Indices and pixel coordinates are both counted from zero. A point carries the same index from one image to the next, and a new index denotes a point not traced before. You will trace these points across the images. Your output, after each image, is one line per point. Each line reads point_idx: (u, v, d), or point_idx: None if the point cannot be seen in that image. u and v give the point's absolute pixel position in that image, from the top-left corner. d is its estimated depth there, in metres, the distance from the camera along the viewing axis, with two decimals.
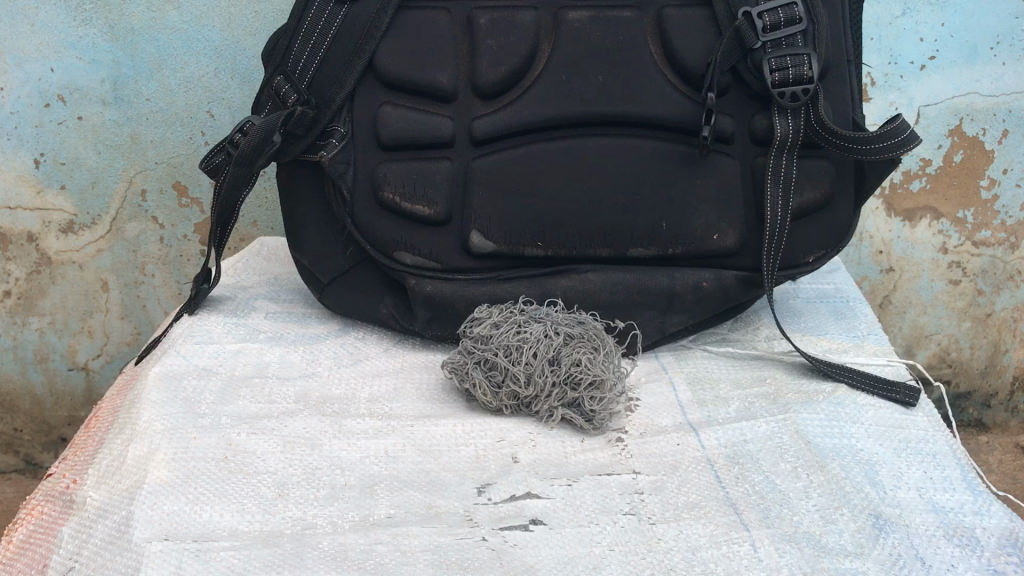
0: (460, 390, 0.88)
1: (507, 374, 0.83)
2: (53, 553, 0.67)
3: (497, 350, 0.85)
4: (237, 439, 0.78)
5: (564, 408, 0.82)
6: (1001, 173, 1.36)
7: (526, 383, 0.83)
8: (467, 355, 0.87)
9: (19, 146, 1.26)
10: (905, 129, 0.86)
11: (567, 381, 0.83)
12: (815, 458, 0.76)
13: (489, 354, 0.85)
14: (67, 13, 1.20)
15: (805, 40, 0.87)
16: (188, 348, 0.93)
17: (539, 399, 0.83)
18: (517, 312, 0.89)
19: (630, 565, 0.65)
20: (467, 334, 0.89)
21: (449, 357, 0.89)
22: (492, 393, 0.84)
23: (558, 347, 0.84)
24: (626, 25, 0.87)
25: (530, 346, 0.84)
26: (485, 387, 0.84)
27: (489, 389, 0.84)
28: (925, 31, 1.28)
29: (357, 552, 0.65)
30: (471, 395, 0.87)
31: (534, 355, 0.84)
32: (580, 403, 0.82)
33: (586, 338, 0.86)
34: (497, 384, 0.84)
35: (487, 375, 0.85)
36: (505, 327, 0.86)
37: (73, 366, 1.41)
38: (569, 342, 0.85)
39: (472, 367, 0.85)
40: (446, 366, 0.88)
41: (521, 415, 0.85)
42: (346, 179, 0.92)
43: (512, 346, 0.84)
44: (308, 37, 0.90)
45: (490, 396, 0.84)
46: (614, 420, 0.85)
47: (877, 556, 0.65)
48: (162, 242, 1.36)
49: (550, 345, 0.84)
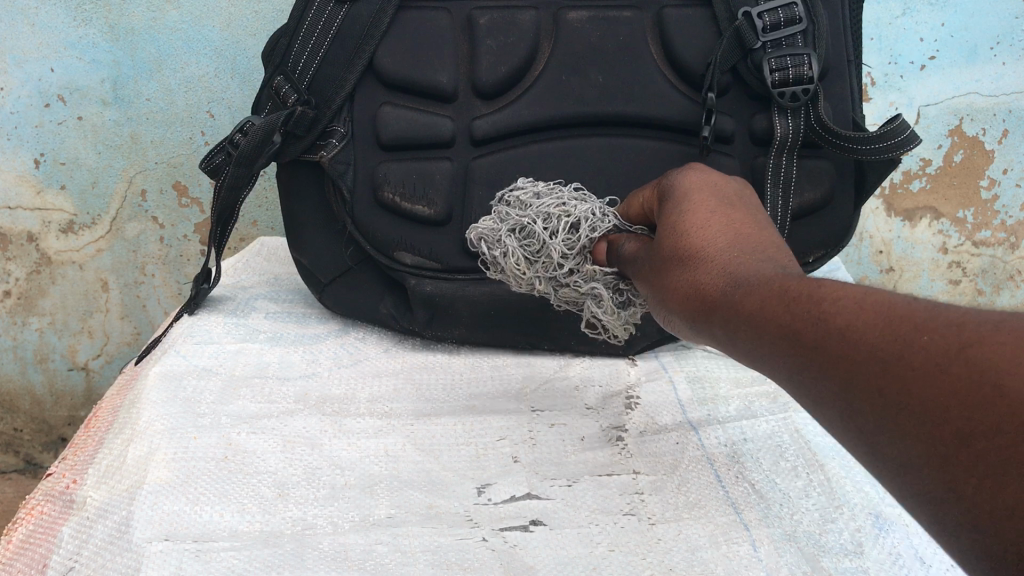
0: (488, 257, 0.81)
1: (543, 244, 0.74)
2: (53, 554, 0.66)
3: (535, 219, 0.76)
4: (238, 439, 0.78)
5: (602, 285, 0.73)
6: (1001, 173, 1.36)
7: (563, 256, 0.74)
8: (500, 225, 0.79)
9: (19, 146, 1.26)
10: (905, 130, 0.85)
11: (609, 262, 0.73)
12: (814, 457, 0.76)
13: (525, 218, 0.76)
14: (67, 13, 1.20)
15: (805, 40, 0.86)
16: (187, 348, 0.93)
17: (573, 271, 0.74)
18: (560, 191, 0.80)
19: (630, 566, 0.65)
20: (503, 204, 0.81)
21: (480, 224, 0.81)
22: (526, 264, 0.75)
23: (603, 224, 0.74)
24: (626, 24, 0.87)
25: (572, 217, 0.74)
26: (518, 256, 0.75)
27: (523, 259, 0.75)
28: (925, 31, 1.28)
29: (357, 552, 0.65)
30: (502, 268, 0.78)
31: (575, 228, 0.75)
32: (620, 286, 0.73)
33: (627, 226, 0.73)
34: (532, 254, 0.75)
35: (521, 243, 0.76)
36: (550, 197, 0.78)
37: (73, 365, 1.42)
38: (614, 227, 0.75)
39: (505, 231, 0.77)
40: (474, 233, 0.81)
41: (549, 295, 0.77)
42: (346, 179, 0.91)
43: (553, 215, 0.75)
44: (308, 37, 0.89)
45: (523, 268, 0.75)
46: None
47: (877, 555, 0.65)
48: (162, 241, 1.36)
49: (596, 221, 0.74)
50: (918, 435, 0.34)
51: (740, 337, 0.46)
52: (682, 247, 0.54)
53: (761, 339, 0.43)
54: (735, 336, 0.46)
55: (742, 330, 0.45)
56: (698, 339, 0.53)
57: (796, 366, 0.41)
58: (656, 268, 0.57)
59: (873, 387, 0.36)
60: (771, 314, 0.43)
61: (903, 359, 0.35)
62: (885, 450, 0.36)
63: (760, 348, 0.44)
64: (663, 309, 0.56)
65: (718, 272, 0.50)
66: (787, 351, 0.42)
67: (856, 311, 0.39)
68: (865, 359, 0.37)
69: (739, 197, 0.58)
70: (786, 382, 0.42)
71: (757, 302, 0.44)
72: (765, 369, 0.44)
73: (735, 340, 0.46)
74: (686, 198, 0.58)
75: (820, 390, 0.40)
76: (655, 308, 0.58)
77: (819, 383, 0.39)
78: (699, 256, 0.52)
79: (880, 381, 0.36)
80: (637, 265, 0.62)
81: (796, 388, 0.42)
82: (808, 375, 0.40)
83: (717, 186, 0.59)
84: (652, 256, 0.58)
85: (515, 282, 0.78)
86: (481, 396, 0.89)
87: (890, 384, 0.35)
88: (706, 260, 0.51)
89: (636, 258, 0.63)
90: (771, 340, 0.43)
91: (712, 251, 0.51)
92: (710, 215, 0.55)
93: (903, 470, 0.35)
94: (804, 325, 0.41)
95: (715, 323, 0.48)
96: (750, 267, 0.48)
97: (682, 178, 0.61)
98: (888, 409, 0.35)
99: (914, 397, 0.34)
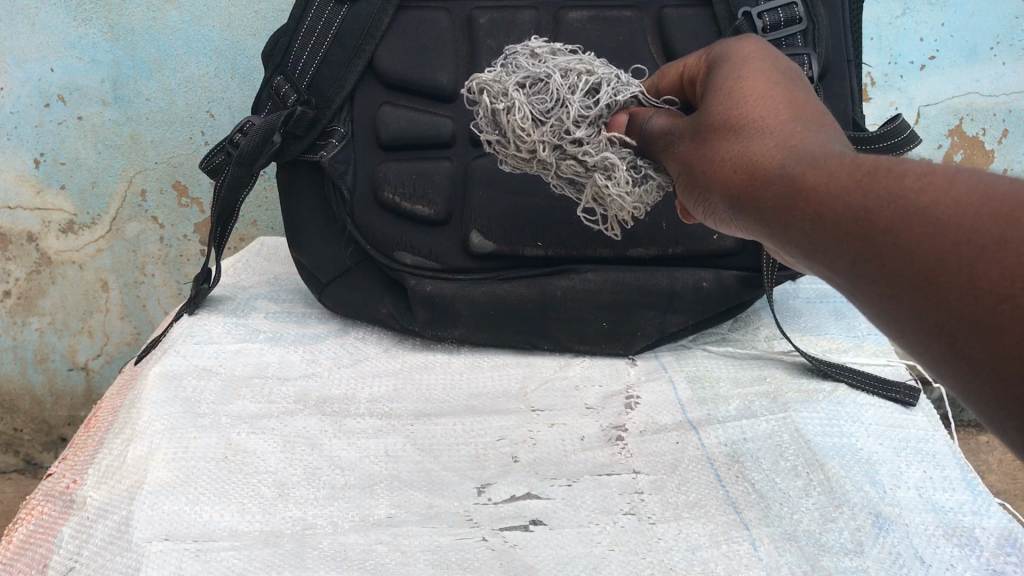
0: (484, 114, 0.70)
1: (559, 102, 0.66)
2: (53, 553, 0.66)
3: (551, 73, 0.68)
4: (237, 439, 0.78)
5: (616, 156, 0.67)
6: (1001, 173, 1.36)
7: (575, 119, 0.67)
8: (509, 75, 0.69)
9: (19, 146, 1.25)
10: (905, 129, 0.86)
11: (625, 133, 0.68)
12: (814, 457, 0.75)
13: (539, 72, 0.68)
14: (67, 13, 1.20)
15: (804, 40, 0.86)
16: (187, 348, 0.92)
17: (586, 137, 0.67)
18: (576, 54, 0.73)
19: (630, 565, 0.65)
20: (510, 59, 0.72)
21: (481, 74, 0.71)
22: (533, 123, 0.67)
23: (626, 91, 0.68)
24: (626, 24, 0.88)
25: (594, 79, 0.68)
26: (527, 110, 0.66)
27: (531, 115, 0.66)
28: (926, 31, 1.28)
29: (357, 552, 0.65)
30: (500, 126, 0.69)
31: (595, 91, 0.68)
32: (634, 160, 0.68)
33: (651, 101, 0.69)
34: (542, 110, 0.67)
35: (531, 98, 0.67)
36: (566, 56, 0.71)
37: (74, 365, 1.42)
38: (633, 98, 0.70)
39: (514, 82, 0.68)
40: (474, 82, 0.70)
41: (550, 163, 0.69)
42: (346, 179, 0.91)
43: (573, 72, 0.68)
44: (308, 37, 0.89)
45: (529, 125, 0.66)
46: (654, 197, 0.69)
47: (877, 554, 0.65)
48: (162, 241, 1.36)
49: (615, 87, 0.68)
50: (993, 341, 0.32)
51: (794, 221, 0.42)
52: (740, 126, 0.49)
53: (820, 224, 0.40)
54: (788, 219, 0.43)
55: (798, 211, 0.42)
56: (742, 225, 0.49)
57: (858, 253, 0.38)
58: (701, 149, 0.53)
59: (914, 263, 0.35)
60: (817, 184, 0.41)
61: (990, 251, 0.32)
62: (950, 348, 0.34)
63: (816, 233, 0.40)
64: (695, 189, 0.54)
65: (782, 149, 0.45)
66: (849, 237, 0.38)
67: (943, 193, 0.35)
68: (945, 250, 0.34)
69: (797, 78, 0.53)
70: (841, 271, 0.40)
71: (824, 180, 0.40)
72: (817, 257, 0.41)
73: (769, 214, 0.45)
74: (742, 74, 0.53)
75: (882, 280, 0.37)
76: (686, 193, 0.56)
77: (883, 271, 0.37)
78: (761, 132, 0.48)
79: (956, 277, 0.33)
80: (675, 141, 0.58)
81: (852, 278, 0.39)
82: (868, 261, 0.37)
83: (778, 61, 0.54)
84: (699, 135, 0.54)
85: (514, 144, 0.69)
86: (481, 396, 0.89)
87: (968, 278, 0.32)
88: (768, 137, 0.47)
89: (671, 133, 0.59)
90: (833, 224, 0.39)
91: (777, 129, 0.47)
92: (771, 93, 0.50)
93: (968, 374, 0.33)
94: (852, 199, 0.38)
95: (765, 206, 0.45)
96: (819, 146, 0.44)
97: (738, 50, 0.56)
98: (964, 308, 0.33)
99: (994, 296, 0.31)
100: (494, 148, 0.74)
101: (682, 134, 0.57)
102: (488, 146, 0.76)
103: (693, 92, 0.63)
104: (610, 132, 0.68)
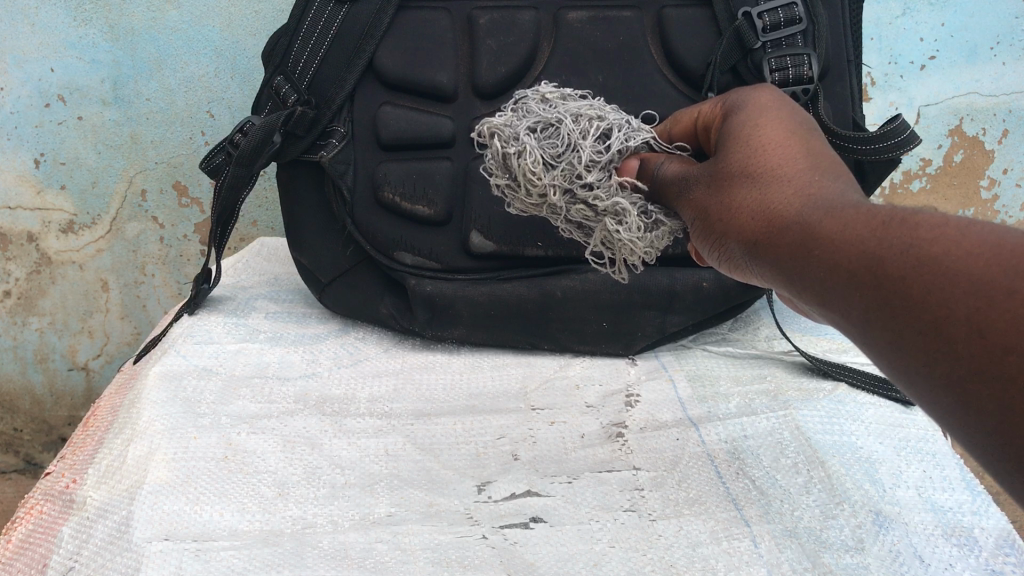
0: (494, 157, 0.70)
1: (569, 148, 0.66)
2: (53, 554, 0.66)
3: (562, 118, 0.68)
4: (237, 439, 0.78)
5: (626, 201, 0.67)
6: (1001, 173, 1.37)
7: (587, 165, 0.66)
8: (519, 118, 0.69)
9: (19, 146, 1.25)
10: (906, 129, 0.85)
11: (638, 179, 0.68)
12: (814, 454, 0.75)
13: (550, 116, 0.68)
14: (67, 13, 1.20)
15: (805, 40, 0.86)
16: (187, 348, 0.92)
17: (597, 182, 0.67)
18: (586, 100, 0.73)
19: (630, 562, 0.65)
20: (520, 104, 0.72)
21: (490, 117, 0.71)
22: (544, 167, 0.66)
23: (637, 136, 0.68)
24: (626, 25, 0.88)
25: (605, 124, 0.68)
26: (538, 155, 0.66)
27: (543, 160, 0.66)
28: (925, 31, 1.28)
29: (358, 550, 0.65)
30: (510, 170, 0.68)
31: (605, 137, 0.68)
32: (645, 206, 0.67)
33: (665, 147, 0.70)
34: (552, 156, 0.66)
35: (541, 142, 0.67)
36: (575, 101, 0.71)
37: (74, 365, 1.43)
38: (644, 142, 0.70)
39: (525, 126, 0.67)
40: (484, 126, 0.70)
41: (560, 207, 0.69)
42: (347, 179, 0.91)
43: (584, 117, 0.68)
44: (308, 37, 0.89)
45: (540, 169, 0.66)
46: (664, 241, 0.69)
47: (877, 551, 0.65)
48: (162, 241, 1.36)
49: (626, 133, 0.68)
50: (1003, 392, 0.31)
51: (810, 269, 0.42)
52: (757, 173, 0.49)
53: (837, 275, 0.40)
54: (804, 268, 0.43)
55: (814, 259, 0.42)
56: (758, 270, 0.49)
57: (873, 303, 0.38)
58: (716, 194, 0.53)
59: (925, 314, 0.35)
60: (831, 232, 0.41)
61: (997, 301, 0.32)
62: (960, 399, 0.34)
63: (833, 282, 0.40)
64: (710, 232, 0.54)
65: (801, 199, 0.45)
66: (864, 286, 0.38)
67: (956, 243, 0.35)
68: (957, 299, 0.33)
69: (813, 127, 0.53)
70: (856, 322, 0.40)
71: (840, 228, 0.41)
72: (831, 307, 0.41)
73: (785, 262, 0.45)
74: (759, 120, 0.53)
75: (895, 329, 0.37)
76: (702, 236, 0.56)
77: (896, 321, 0.36)
78: (778, 180, 0.48)
79: (967, 325, 0.33)
80: (689, 184, 0.58)
81: (867, 327, 0.39)
82: (884, 311, 0.37)
83: (794, 109, 0.54)
84: (713, 179, 0.54)
85: (523, 188, 0.68)
86: (481, 396, 0.89)
87: (978, 329, 0.32)
88: (786, 186, 0.47)
89: (685, 178, 0.59)
90: (848, 273, 0.39)
91: (796, 177, 0.47)
92: (789, 141, 0.50)
93: (978, 424, 0.33)
94: (868, 249, 0.38)
95: (782, 253, 0.45)
96: (837, 197, 0.44)
97: (753, 97, 0.56)
98: (974, 357, 0.33)
99: (1002, 344, 0.31)
100: (502, 190, 0.73)
101: (697, 178, 0.57)
102: (495, 189, 0.76)
103: (705, 136, 0.64)
104: (621, 177, 0.68)
